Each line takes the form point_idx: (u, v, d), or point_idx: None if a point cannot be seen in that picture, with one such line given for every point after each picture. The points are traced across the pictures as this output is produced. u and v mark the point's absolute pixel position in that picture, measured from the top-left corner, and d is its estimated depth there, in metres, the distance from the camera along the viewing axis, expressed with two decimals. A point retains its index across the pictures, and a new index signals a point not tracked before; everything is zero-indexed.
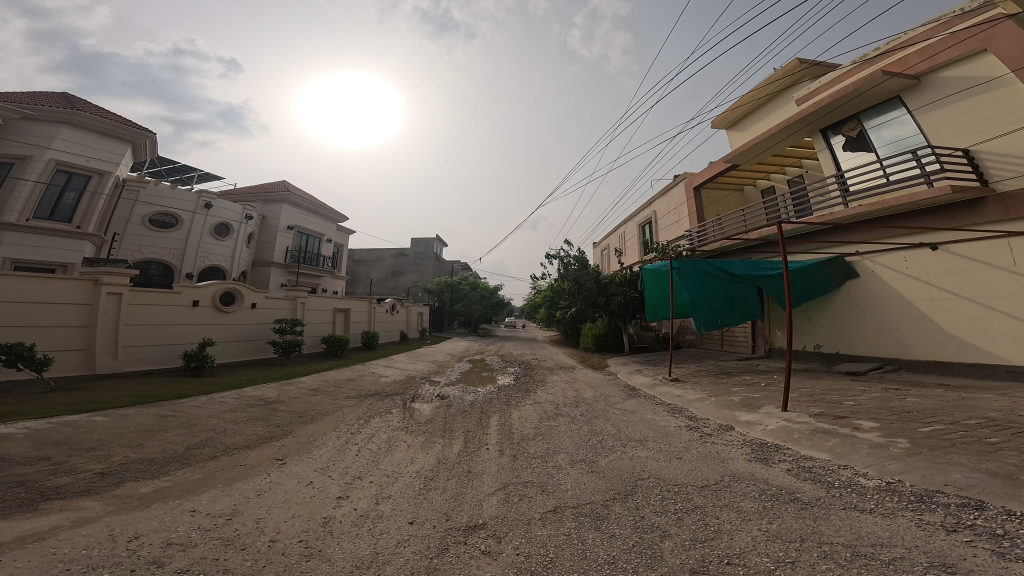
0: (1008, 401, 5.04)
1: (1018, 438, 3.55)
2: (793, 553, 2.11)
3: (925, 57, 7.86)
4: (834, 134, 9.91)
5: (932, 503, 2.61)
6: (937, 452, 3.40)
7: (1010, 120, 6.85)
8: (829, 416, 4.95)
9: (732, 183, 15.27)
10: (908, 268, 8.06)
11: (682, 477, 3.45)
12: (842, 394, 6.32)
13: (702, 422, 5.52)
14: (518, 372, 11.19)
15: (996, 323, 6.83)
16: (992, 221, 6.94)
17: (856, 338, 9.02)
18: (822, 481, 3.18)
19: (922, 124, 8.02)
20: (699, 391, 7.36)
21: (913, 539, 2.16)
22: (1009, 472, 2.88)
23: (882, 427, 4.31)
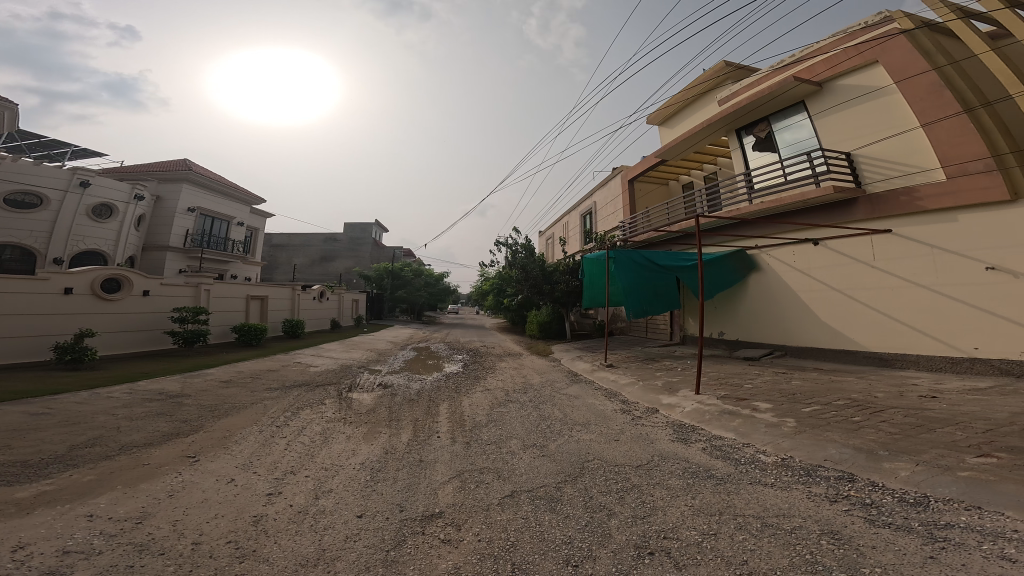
0: (864, 383, 6.16)
1: (874, 416, 4.35)
2: (716, 526, 2.42)
3: (829, 66, 8.80)
4: (749, 134, 10.95)
5: (817, 476, 3.13)
6: (817, 430, 4.06)
7: (884, 129, 7.97)
8: (734, 398, 5.65)
9: (660, 178, 16.28)
10: (794, 261, 9.32)
11: (621, 458, 3.76)
12: (741, 378, 7.26)
13: (633, 405, 6.03)
14: (464, 359, 11.18)
15: (857, 311, 8.19)
16: (859, 220, 8.21)
17: (753, 326, 10.32)
18: (731, 458, 3.66)
19: (819, 128, 9.12)
20: (630, 376, 7.99)
21: (805, 509, 2.59)
22: (869, 447, 3.53)
23: (775, 407, 5.03)
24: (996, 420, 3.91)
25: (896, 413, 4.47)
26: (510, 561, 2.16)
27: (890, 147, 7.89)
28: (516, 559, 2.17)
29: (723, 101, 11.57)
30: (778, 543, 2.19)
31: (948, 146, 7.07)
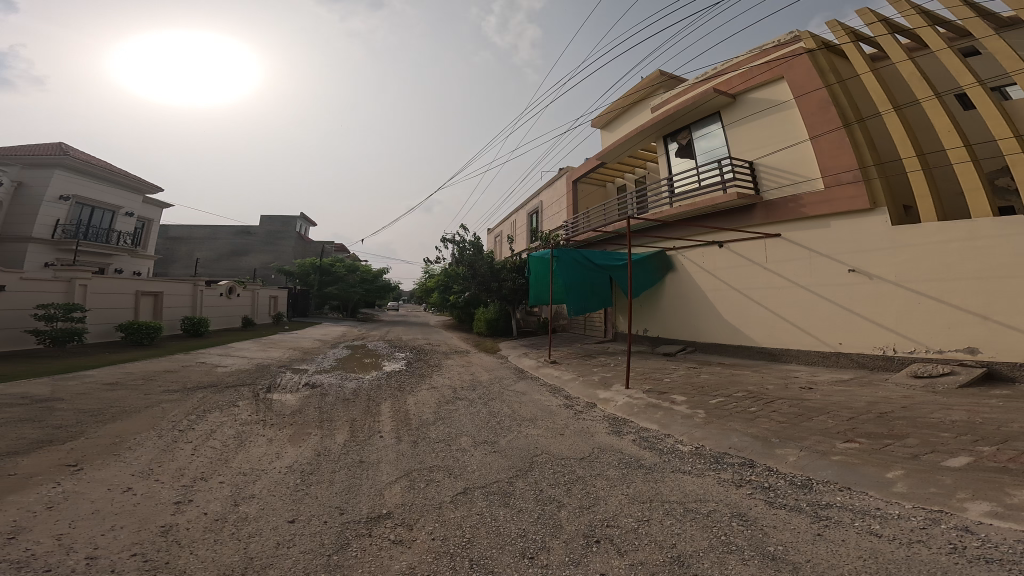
0: (759, 377, 7.09)
1: (766, 407, 5.03)
2: (648, 512, 2.66)
3: (744, 81, 9.73)
4: (673, 141, 11.86)
5: (725, 463, 3.58)
6: (722, 420, 4.62)
7: (781, 141, 9.00)
8: (655, 392, 6.19)
9: (600, 180, 17.06)
10: (704, 262, 10.31)
11: (566, 451, 3.96)
12: (662, 373, 7.93)
13: (574, 400, 6.35)
14: (407, 357, 10.88)
15: (750, 308, 9.20)
16: (757, 224, 9.22)
17: (671, 323, 11.29)
18: (656, 448, 4.03)
19: (731, 137, 10.08)
20: (572, 371, 8.36)
21: (718, 494, 2.94)
22: (763, 434, 4.09)
23: (689, 399, 5.61)
24: (857, 408, 4.71)
25: (783, 403, 5.20)
26: (466, 557, 2.19)
27: (784, 157, 8.91)
28: (474, 555, 2.22)
29: (657, 108, 12.42)
30: (699, 527, 2.47)
31: (830, 157, 8.03)
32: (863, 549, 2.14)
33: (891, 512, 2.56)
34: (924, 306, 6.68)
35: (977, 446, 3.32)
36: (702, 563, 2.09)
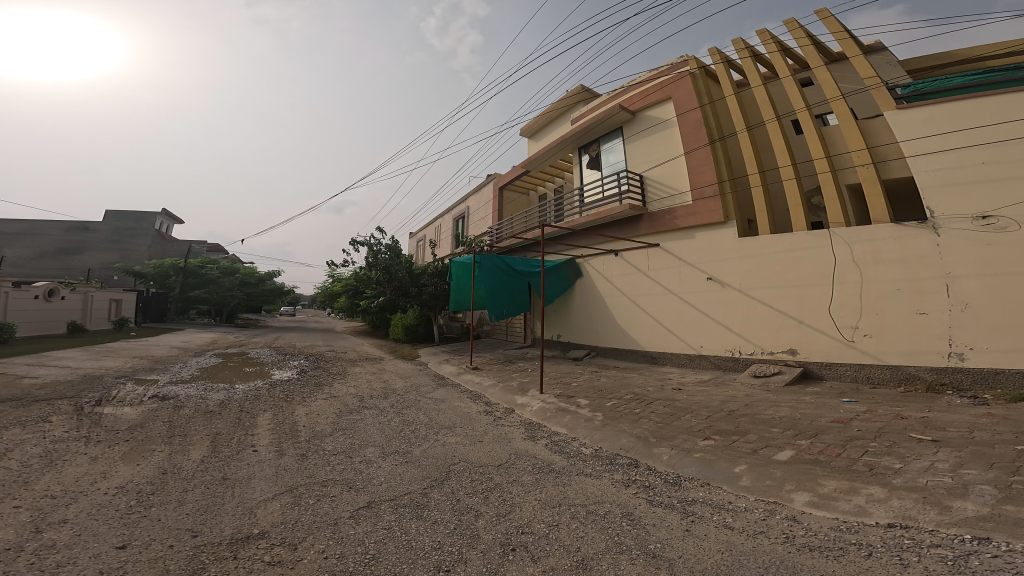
0: (646, 379, 7.93)
1: (648, 408, 5.65)
2: (558, 517, 2.80)
3: (643, 98, 10.66)
4: (586, 153, 12.77)
5: (617, 463, 3.94)
6: (617, 422, 5.07)
7: (664, 158, 10.12)
8: (564, 396, 6.56)
9: (524, 189, 17.58)
10: (603, 271, 11.28)
11: (484, 458, 3.99)
12: (571, 377, 8.42)
13: (494, 406, 6.45)
14: (304, 365, 9.90)
15: (637, 314, 10.23)
16: (642, 234, 10.27)
17: (578, 329, 12.10)
18: (565, 451, 4.27)
19: (629, 151, 11.06)
20: (492, 377, 8.41)
21: (611, 494, 3.22)
22: (645, 434, 4.58)
23: (591, 402, 6.08)
24: (716, 408, 5.53)
25: (660, 403, 5.89)
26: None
27: (666, 171, 10.04)
28: (381, 572, 2.12)
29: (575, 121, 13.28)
30: (597, 528, 2.67)
31: (698, 173, 9.22)
32: (721, 543, 2.53)
33: (739, 505, 3.07)
34: (761, 313, 7.92)
35: (799, 440, 4.13)
36: (601, 565, 2.27)
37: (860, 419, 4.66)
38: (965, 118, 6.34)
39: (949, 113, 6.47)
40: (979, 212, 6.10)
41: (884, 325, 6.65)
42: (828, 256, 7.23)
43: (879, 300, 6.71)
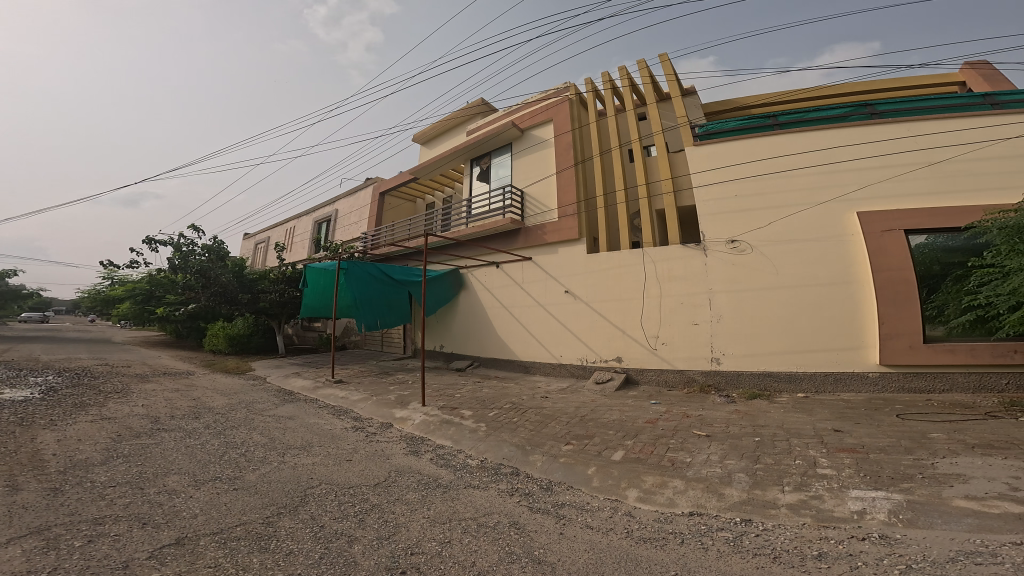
0: (523, 388, 8.33)
1: (526, 416, 5.99)
2: (449, 534, 2.74)
3: (531, 118, 11.40)
4: (477, 165, 13.12)
5: (503, 473, 4.06)
6: (500, 432, 5.21)
7: (541, 176, 10.90)
8: (448, 407, 6.53)
9: (410, 195, 17.12)
10: (485, 281, 11.63)
11: (355, 478, 3.70)
12: (454, 388, 8.36)
13: (365, 422, 6.05)
14: (53, 382, 7.61)
15: (512, 323, 10.80)
16: (518, 247, 10.89)
17: (460, 339, 12.16)
18: (450, 465, 4.22)
19: (515, 167, 11.67)
20: (362, 391, 7.84)
21: (498, 505, 3.30)
22: (526, 443, 4.81)
23: (475, 413, 6.13)
24: (572, 414, 6.11)
25: (533, 411, 6.28)
26: None
27: (542, 188, 10.81)
28: None
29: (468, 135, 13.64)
30: (488, 540, 2.71)
31: (562, 192, 10.12)
32: (586, 542, 2.80)
33: (595, 505, 3.45)
34: (599, 323, 8.97)
35: (627, 440, 4.82)
36: None
37: (662, 419, 5.68)
38: (720, 161, 7.98)
39: (711, 155, 8.08)
40: (729, 238, 7.69)
41: (674, 335, 7.97)
42: (641, 273, 8.46)
43: (671, 311, 8.05)
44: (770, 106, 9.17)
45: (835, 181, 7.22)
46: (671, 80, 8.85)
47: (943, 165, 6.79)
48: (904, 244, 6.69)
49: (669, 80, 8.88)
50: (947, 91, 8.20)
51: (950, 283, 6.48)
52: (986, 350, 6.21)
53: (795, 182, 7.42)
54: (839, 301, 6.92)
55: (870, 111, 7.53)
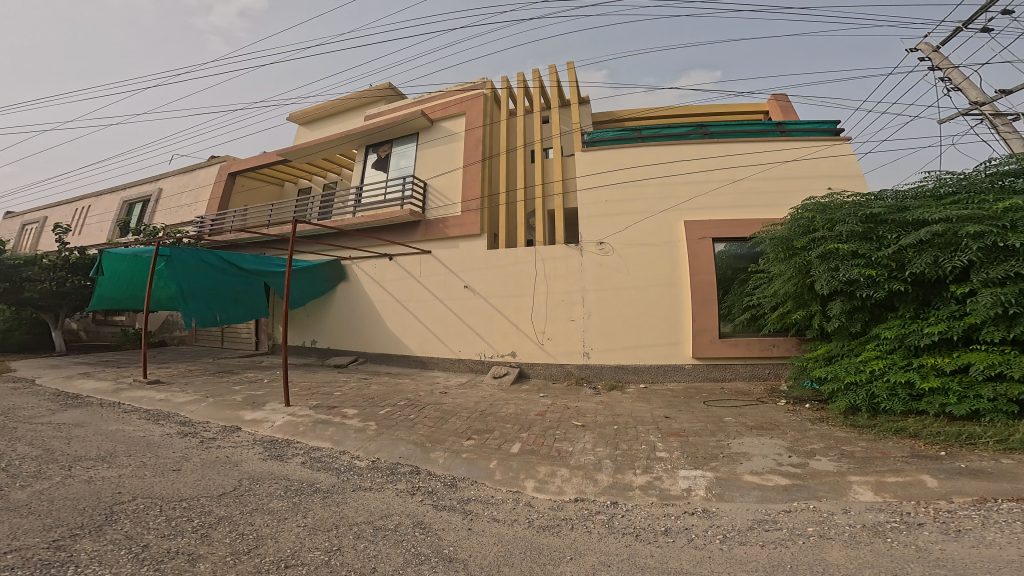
0: (416, 384, 7.93)
1: (421, 412, 5.70)
2: (335, 540, 2.44)
3: (442, 110, 11.04)
4: (373, 152, 12.21)
5: (399, 473, 3.78)
6: (391, 429, 4.87)
7: (445, 169, 10.60)
8: (324, 406, 5.87)
9: (277, 177, 15.50)
10: (374, 274, 10.85)
11: (190, 491, 3.04)
12: (331, 386, 7.58)
13: (199, 427, 5.05)
14: None
15: (406, 319, 10.30)
16: (416, 240, 10.37)
17: (340, 335, 11.18)
18: (331, 467, 3.80)
19: (419, 157, 11.16)
20: (190, 393, 6.54)
21: (398, 506, 3.06)
22: (424, 439, 4.57)
23: (360, 412, 5.63)
24: (473, 408, 6.04)
25: (432, 407, 6.00)
26: None
27: (446, 181, 10.52)
28: None
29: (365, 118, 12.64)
30: (391, 543, 2.48)
31: (468, 186, 9.98)
32: (494, 536, 2.74)
33: (498, 498, 3.44)
34: (498, 319, 9.07)
35: (523, 433, 4.93)
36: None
37: (551, 410, 6.01)
38: (591, 169, 8.57)
39: (589, 162, 8.61)
40: (598, 241, 8.37)
41: (557, 330, 8.48)
42: (533, 270, 8.78)
43: (553, 308, 8.54)
44: (636, 123, 10.23)
45: (671, 193, 8.24)
46: (574, 86, 9.46)
47: (745, 182, 8.06)
48: (710, 252, 7.89)
49: (573, 87, 9.46)
50: (753, 120, 9.79)
51: (737, 285, 7.80)
52: (757, 343, 7.58)
53: (646, 191, 8.29)
54: (664, 301, 7.99)
55: (704, 131, 8.63)
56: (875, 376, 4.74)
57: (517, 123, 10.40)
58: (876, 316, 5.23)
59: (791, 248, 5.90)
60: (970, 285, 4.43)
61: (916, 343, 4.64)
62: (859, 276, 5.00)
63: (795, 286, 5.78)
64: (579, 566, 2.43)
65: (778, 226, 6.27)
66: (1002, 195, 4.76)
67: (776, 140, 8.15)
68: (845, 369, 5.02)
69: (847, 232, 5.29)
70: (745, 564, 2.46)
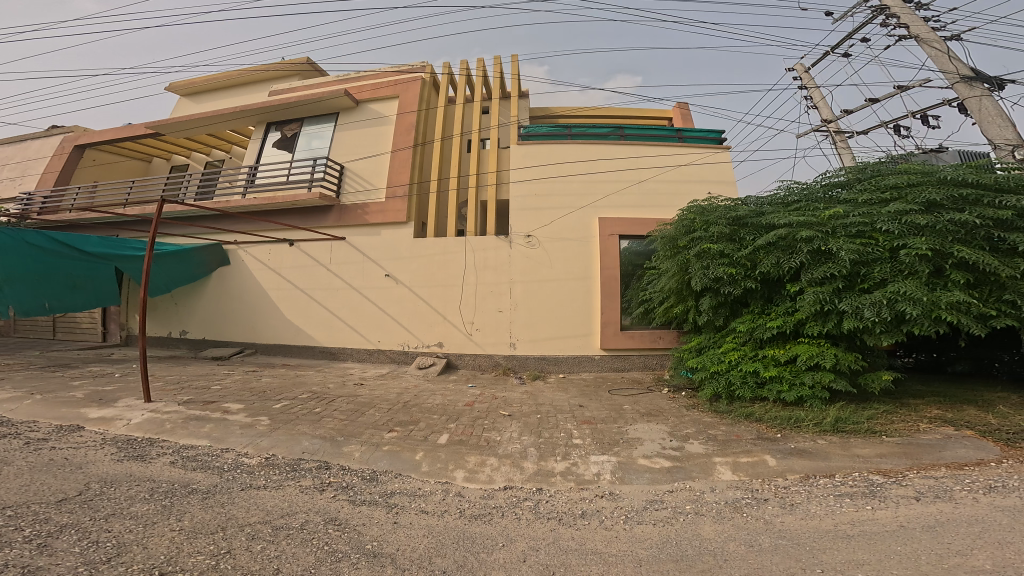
0: (319, 376, 7.24)
1: (328, 405, 5.20)
2: (227, 543, 2.40)
3: (371, 91, 10.30)
4: (276, 131, 11.10)
5: (301, 469, 3.56)
6: (288, 424, 4.44)
7: (366, 153, 9.92)
8: (200, 402, 5.07)
9: (143, 152, 13.42)
10: (269, 260, 9.92)
11: (23, 499, 2.74)
12: (209, 379, 6.57)
13: (20, 428, 4.03)
14: None
15: (311, 309, 9.48)
16: (328, 225, 9.54)
17: (223, 326, 10.15)
18: (212, 467, 3.51)
19: (337, 138, 10.30)
20: (7, 389, 5.10)
21: (304, 503, 2.99)
22: (331, 434, 4.25)
23: (248, 407, 4.98)
24: (395, 400, 5.65)
25: (342, 400, 5.51)
26: None
27: (367, 166, 9.82)
28: None
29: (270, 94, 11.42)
30: (296, 542, 2.47)
31: (394, 173, 9.44)
32: (424, 527, 2.75)
33: (426, 489, 3.33)
34: (421, 309, 8.75)
35: (451, 423, 4.78)
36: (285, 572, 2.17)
37: (479, 400, 5.92)
38: (527, 161, 8.66)
39: (524, 154, 8.72)
40: (526, 233, 8.45)
41: (485, 320, 8.43)
42: (462, 260, 8.61)
43: (473, 300, 8.50)
44: (569, 121, 10.49)
45: (589, 190, 8.51)
46: (516, 79, 9.55)
47: (649, 183, 8.53)
48: (617, 248, 8.31)
49: (513, 79, 9.54)
50: (658, 124, 10.39)
51: (635, 281, 8.27)
52: (648, 335, 8.12)
53: (571, 187, 8.52)
54: (575, 294, 8.28)
55: (621, 133, 8.94)
56: (732, 365, 5.39)
57: (455, 111, 10.10)
58: (735, 311, 5.76)
59: (675, 247, 6.17)
60: (800, 285, 5.04)
61: (761, 336, 5.26)
62: (723, 274, 5.36)
63: (677, 282, 6.07)
64: (510, 552, 2.50)
65: (668, 225, 6.51)
66: (830, 204, 5.41)
67: (669, 143, 8.61)
68: (711, 359, 5.64)
69: (718, 232, 5.61)
70: (642, 542, 2.65)
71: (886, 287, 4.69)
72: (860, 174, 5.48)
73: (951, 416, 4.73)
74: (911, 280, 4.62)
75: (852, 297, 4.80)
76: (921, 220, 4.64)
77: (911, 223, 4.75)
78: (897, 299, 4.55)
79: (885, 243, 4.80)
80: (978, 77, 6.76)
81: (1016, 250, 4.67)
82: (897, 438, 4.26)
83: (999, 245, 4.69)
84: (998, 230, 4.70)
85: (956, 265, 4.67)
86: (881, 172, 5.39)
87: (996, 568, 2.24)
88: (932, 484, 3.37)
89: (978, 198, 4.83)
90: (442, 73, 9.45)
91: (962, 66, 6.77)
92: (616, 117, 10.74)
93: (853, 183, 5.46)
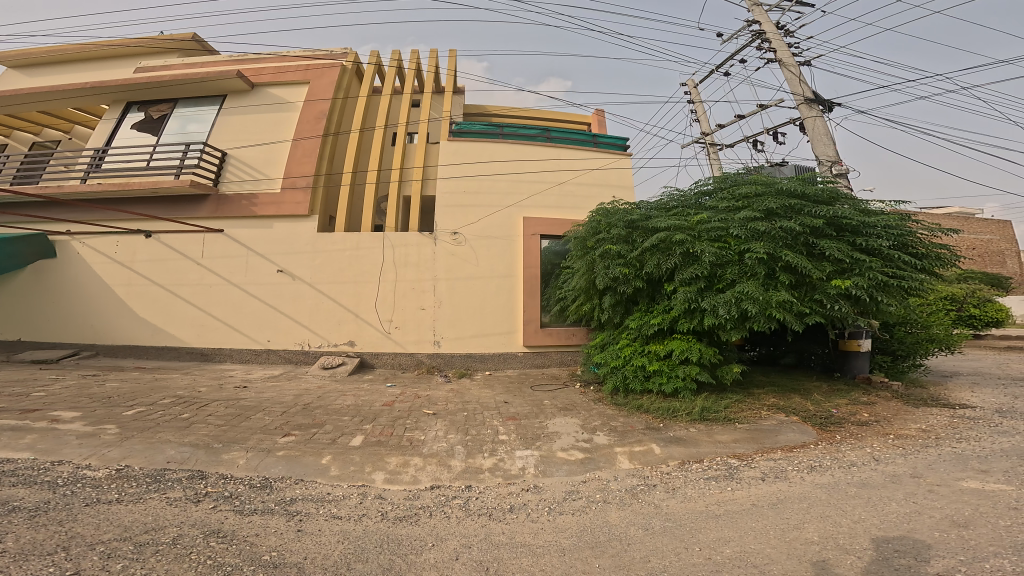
0: (189, 379, 6.11)
1: (202, 410, 4.41)
2: (68, 566, 1.93)
3: (274, 73, 9.30)
4: (137, 110, 9.46)
5: (167, 480, 2.95)
6: (147, 432, 3.67)
7: (261, 138, 8.87)
8: (14, 411, 3.94)
9: None
10: (116, 252, 8.22)
11: None
12: (26, 384, 5.11)
13: None
14: None
15: (175, 304, 8.08)
16: (201, 217, 8.23)
17: (47, 325, 8.18)
18: (37, 482, 2.76)
19: (220, 122, 9.05)
20: None
21: (175, 516, 2.50)
22: (206, 441, 3.60)
23: (86, 414, 3.99)
24: (292, 402, 5.04)
25: (221, 404, 4.71)
26: None
27: (257, 154, 8.76)
28: None
29: (137, 69, 9.77)
30: (169, 558, 2.06)
31: (297, 162, 8.55)
32: (337, 533, 2.49)
33: (338, 494, 3.01)
34: (322, 308, 8.00)
35: (365, 424, 4.40)
36: None
37: (399, 400, 5.57)
38: (453, 158, 8.59)
39: (452, 151, 8.64)
40: (451, 231, 8.32)
41: (403, 318, 8.03)
42: (378, 256, 8.10)
43: (382, 299, 8.03)
44: (501, 119, 10.57)
45: (513, 191, 8.67)
46: (450, 74, 9.45)
47: (568, 185, 8.95)
48: (537, 247, 8.55)
49: (449, 75, 9.43)
50: (580, 130, 10.99)
51: (553, 279, 8.49)
52: (563, 331, 8.41)
53: (497, 185, 8.62)
54: (490, 295, 8.30)
55: (547, 135, 9.23)
56: (626, 359, 5.93)
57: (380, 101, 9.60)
58: (628, 308, 6.31)
59: (585, 247, 6.61)
60: (673, 285, 5.68)
61: (647, 331, 5.86)
62: (618, 274, 5.87)
63: (584, 280, 6.49)
64: (441, 550, 2.39)
65: (581, 226, 6.95)
66: (699, 209, 6.26)
67: (590, 150, 9.14)
68: (610, 354, 6.16)
69: (616, 234, 6.10)
70: (563, 531, 2.71)
71: (735, 287, 5.44)
72: (722, 182, 6.40)
73: (783, 403, 5.74)
74: (752, 280, 5.42)
75: (711, 296, 5.51)
76: (761, 227, 5.49)
77: (755, 229, 5.59)
78: (741, 298, 5.31)
79: (735, 247, 5.60)
80: (817, 101, 8.14)
81: (824, 254, 5.71)
82: (747, 423, 5.03)
83: (814, 250, 5.72)
84: (813, 236, 5.72)
85: (784, 267, 5.57)
86: (737, 182, 6.34)
87: (821, 538, 2.70)
88: (772, 464, 4.04)
89: (803, 208, 5.82)
90: (369, 61, 8.96)
91: (807, 89, 8.14)
92: (543, 120, 11.29)
93: (717, 191, 6.37)
